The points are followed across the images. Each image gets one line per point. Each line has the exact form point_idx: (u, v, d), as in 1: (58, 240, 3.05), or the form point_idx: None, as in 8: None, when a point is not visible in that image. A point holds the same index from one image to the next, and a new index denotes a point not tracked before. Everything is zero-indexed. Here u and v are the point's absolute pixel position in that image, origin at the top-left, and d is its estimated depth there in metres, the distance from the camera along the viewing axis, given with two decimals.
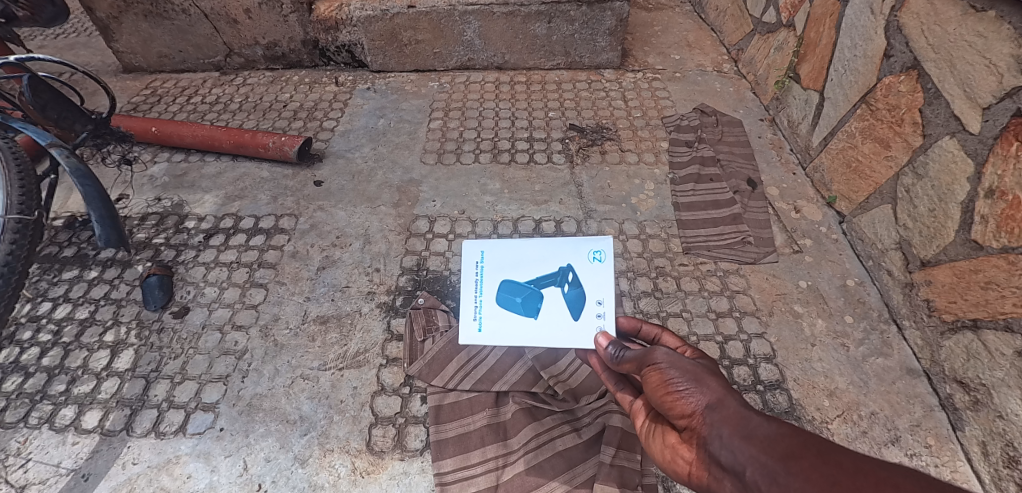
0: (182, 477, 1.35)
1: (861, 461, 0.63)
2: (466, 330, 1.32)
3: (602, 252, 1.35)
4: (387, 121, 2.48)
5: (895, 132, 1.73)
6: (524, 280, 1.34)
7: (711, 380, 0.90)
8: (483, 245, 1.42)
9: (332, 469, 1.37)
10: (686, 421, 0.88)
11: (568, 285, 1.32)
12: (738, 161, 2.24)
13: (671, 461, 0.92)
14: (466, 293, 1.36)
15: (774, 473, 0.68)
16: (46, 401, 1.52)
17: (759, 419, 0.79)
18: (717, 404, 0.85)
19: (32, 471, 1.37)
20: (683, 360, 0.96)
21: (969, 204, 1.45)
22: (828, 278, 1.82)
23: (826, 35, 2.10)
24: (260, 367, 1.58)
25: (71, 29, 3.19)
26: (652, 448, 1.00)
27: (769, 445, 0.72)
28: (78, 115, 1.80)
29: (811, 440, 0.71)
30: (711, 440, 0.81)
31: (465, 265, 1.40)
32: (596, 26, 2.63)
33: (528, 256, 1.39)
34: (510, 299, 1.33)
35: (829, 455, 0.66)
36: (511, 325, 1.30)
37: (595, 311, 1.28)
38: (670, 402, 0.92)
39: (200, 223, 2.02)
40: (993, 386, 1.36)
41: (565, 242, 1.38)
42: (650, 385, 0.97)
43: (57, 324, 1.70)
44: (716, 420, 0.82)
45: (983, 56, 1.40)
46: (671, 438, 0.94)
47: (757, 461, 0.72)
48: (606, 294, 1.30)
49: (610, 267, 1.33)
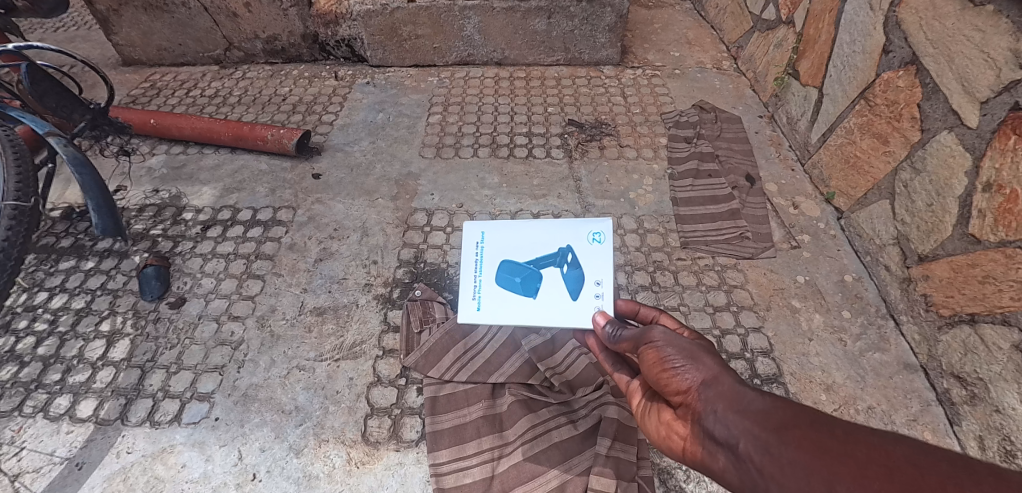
0: (176, 466, 1.35)
1: (851, 430, 0.65)
2: (465, 310, 1.30)
3: (601, 233, 1.36)
4: (387, 115, 2.48)
5: (893, 127, 1.73)
6: (524, 260, 1.34)
7: (706, 357, 0.90)
8: (484, 227, 1.42)
9: (327, 459, 1.36)
10: (680, 398, 0.89)
11: (568, 265, 1.32)
12: (737, 157, 2.24)
13: (666, 437, 0.93)
14: (466, 274, 1.36)
15: (767, 444, 0.69)
16: (41, 390, 1.51)
17: (754, 394, 0.78)
18: (712, 381, 0.85)
19: (26, 459, 1.37)
20: (680, 339, 0.96)
21: (967, 198, 1.45)
22: (826, 274, 1.81)
23: (825, 32, 2.10)
24: (256, 358, 1.58)
25: (70, 22, 3.18)
26: (648, 426, 1.00)
27: (763, 417, 0.73)
28: (75, 104, 1.79)
29: (803, 412, 0.72)
30: (704, 415, 0.82)
31: (465, 245, 1.40)
32: (596, 22, 2.63)
33: (529, 237, 1.39)
34: (510, 279, 1.32)
35: (821, 426, 0.67)
36: (510, 304, 1.29)
37: (594, 292, 1.27)
38: (665, 379, 0.92)
39: (198, 214, 2.02)
40: (990, 380, 1.36)
41: (565, 224, 1.39)
42: (647, 363, 0.97)
43: (53, 313, 1.70)
44: (711, 395, 0.82)
45: (981, 50, 1.40)
46: (666, 416, 0.94)
47: (750, 434, 0.72)
48: (605, 275, 1.29)
49: (608, 248, 1.33)
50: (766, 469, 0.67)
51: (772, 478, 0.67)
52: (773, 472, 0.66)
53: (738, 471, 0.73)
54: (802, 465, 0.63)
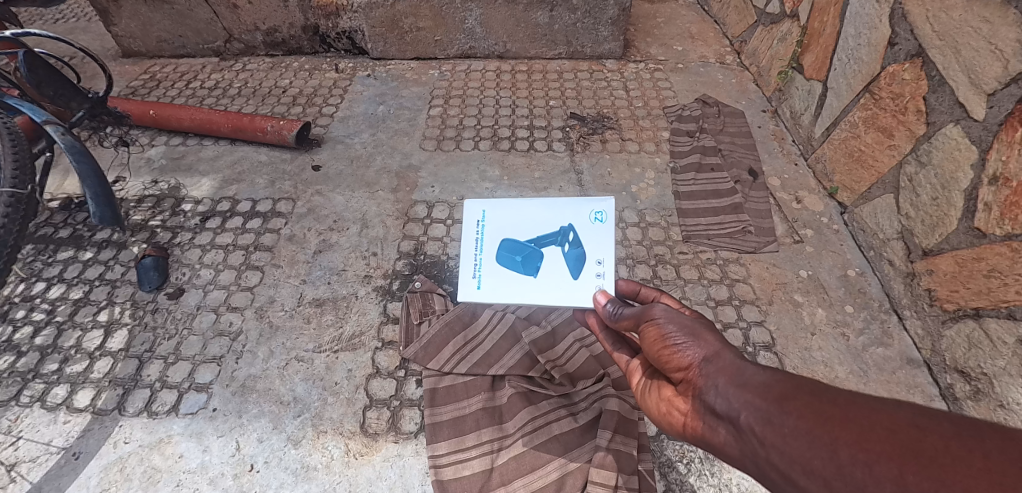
0: (173, 457, 1.34)
1: (853, 396, 0.64)
2: (465, 288, 1.30)
3: (603, 213, 1.34)
4: (387, 108, 2.47)
5: (898, 121, 1.71)
6: (524, 239, 1.33)
7: (707, 333, 0.90)
8: (485, 205, 1.41)
9: (325, 450, 1.35)
10: (681, 374, 0.88)
11: (568, 244, 1.30)
12: (740, 151, 2.23)
13: (666, 414, 0.92)
14: (466, 251, 1.35)
15: (768, 414, 0.68)
16: (39, 380, 1.50)
17: (755, 368, 0.78)
18: (713, 356, 0.84)
19: (23, 449, 1.36)
20: (681, 316, 0.96)
21: (973, 191, 1.43)
22: (829, 268, 1.80)
23: (830, 25, 2.08)
24: (254, 349, 1.57)
25: (70, 13, 3.16)
26: (648, 404, 0.99)
27: (764, 389, 0.72)
28: (74, 92, 1.77)
29: (804, 382, 0.71)
30: (705, 389, 0.81)
31: (466, 223, 1.38)
32: (598, 15, 2.61)
33: (530, 216, 1.37)
34: (510, 258, 1.31)
35: (823, 394, 0.67)
36: (510, 283, 1.28)
37: (595, 271, 1.26)
38: (666, 356, 0.91)
39: (197, 205, 2.00)
40: (994, 375, 1.35)
41: (566, 202, 1.37)
42: (648, 340, 0.96)
43: (51, 303, 1.69)
44: (712, 370, 0.81)
45: (989, 41, 1.38)
46: (666, 392, 0.94)
47: (752, 405, 0.72)
48: (606, 254, 1.28)
49: (610, 227, 1.31)
50: (767, 438, 0.67)
51: (773, 447, 0.66)
52: (774, 440, 0.66)
53: (739, 443, 0.73)
54: (804, 432, 0.63)
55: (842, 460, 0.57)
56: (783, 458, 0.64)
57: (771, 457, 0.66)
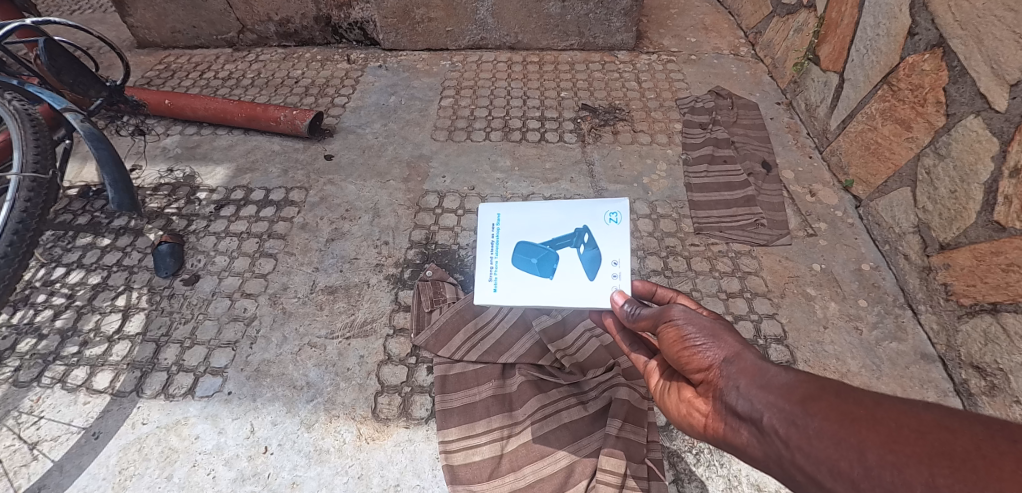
0: (189, 438, 1.37)
1: (879, 397, 0.64)
2: (482, 291, 1.30)
3: (619, 214, 1.32)
4: (399, 98, 2.47)
5: (917, 113, 1.68)
6: (540, 242, 1.33)
7: (727, 334, 0.90)
8: (500, 209, 1.42)
9: (337, 435, 1.37)
10: (702, 375, 0.89)
11: (584, 246, 1.29)
12: (753, 143, 2.20)
13: (686, 415, 0.93)
14: (481, 255, 1.35)
15: (792, 416, 0.69)
16: (59, 362, 1.54)
17: (777, 369, 0.78)
18: (734, 357, 0.85)
19: (44, 428, 1.40)
20: (700, 317, 0.96)
21: (993, 184, 1.40)
22: (843, 262, 1.78)
23: (848, 16, 2.04)
24: (268, 334, 1.59)
25: (86, 5, 3.19)
26: (667, 405, 1.00)
27: (787, 390, 0.73)
28: (92, 81, 1.79)
29: (828, 384, 0.71)
30: (727, 391, 0.82)
31: (481, 227, 1.39)
32: (611, 6, 2.58)
33: (545, 219, 1.37)
34: (527, 260, 1.31)
35: (847, 396, 0.67)
36: (526, 285, 1.28)
37: (611, 272, 1.25)
38: (686, 357, 0.92)
39: (211, 194, 2.03)
40: (1010, 370, 1.33)
41: (580, 204, 1.36)
42: (666, 341, 0.97)
43: (70, 288, 1.72)
44: (734, 371, 0.82)
45: (1012, 31, 1.34)
46: (687, 394, 0.94)
47: (775, 407, 0.72)
48: (622, 255, 1.26)
49: (625, 228, 1.30)
50: (791, 440, 0.67)
51: (798, 449, 0.66)
52: (799, 442, 0.66)
53: (763, 445, 0.73)
54: (830, 435, 0.63)
55: (870, 462, 0.57)
56: (809, 460, 0.64)
57: (795, 459, 0.67)
